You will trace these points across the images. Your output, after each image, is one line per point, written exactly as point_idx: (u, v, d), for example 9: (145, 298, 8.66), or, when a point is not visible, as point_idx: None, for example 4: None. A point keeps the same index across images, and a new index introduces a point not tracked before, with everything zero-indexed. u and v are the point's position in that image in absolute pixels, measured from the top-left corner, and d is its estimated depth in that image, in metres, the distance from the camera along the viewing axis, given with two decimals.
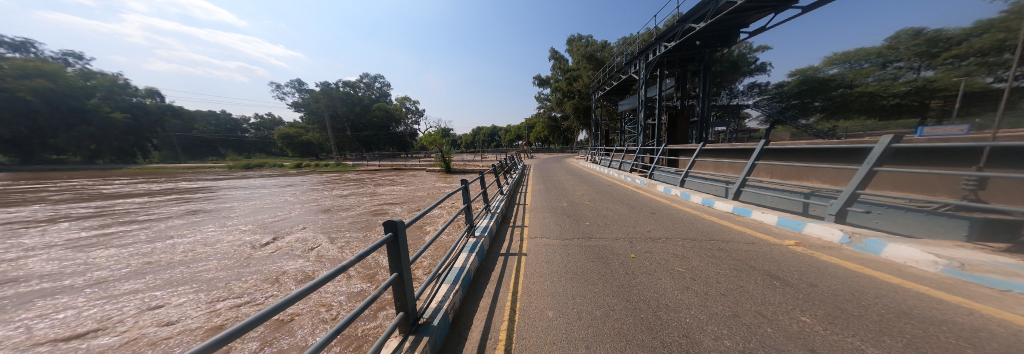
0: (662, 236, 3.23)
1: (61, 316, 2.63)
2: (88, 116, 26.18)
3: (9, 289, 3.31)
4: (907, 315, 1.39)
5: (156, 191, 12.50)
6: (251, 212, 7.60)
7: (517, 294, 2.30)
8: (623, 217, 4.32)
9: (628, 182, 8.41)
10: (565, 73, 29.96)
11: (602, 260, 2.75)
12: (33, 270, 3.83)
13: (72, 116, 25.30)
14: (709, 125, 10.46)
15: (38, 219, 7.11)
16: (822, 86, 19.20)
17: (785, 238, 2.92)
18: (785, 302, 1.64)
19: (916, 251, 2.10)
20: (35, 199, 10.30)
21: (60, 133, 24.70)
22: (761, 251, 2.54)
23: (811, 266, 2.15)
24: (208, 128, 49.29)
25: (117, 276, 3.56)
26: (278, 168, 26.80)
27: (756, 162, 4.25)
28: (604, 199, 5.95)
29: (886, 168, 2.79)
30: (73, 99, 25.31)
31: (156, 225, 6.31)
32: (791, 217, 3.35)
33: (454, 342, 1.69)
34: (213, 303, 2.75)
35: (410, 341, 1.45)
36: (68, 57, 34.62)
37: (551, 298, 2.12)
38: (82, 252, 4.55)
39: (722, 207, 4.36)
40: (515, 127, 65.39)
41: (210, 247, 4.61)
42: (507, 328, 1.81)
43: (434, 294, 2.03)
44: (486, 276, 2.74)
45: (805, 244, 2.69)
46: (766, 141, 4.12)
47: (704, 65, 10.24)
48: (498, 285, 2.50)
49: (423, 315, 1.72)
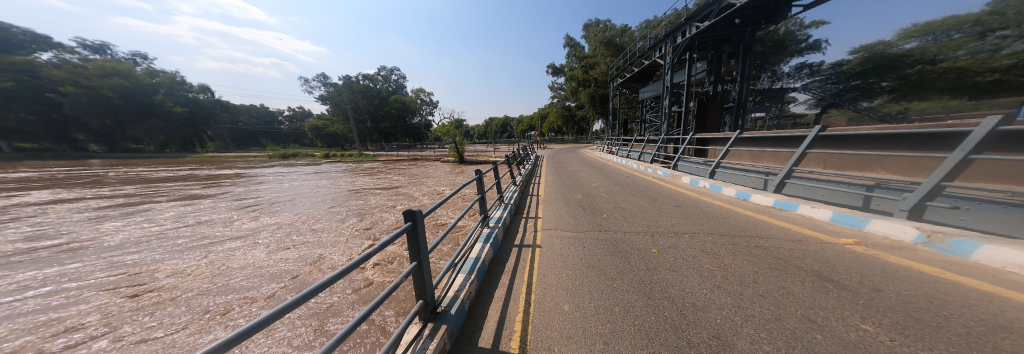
0: (686, 231, 3.10)
1: (110, 294, 2.80)
2: (155, 110, 29.08)
3: (73, 261, 3.65)
4: (1004, 329, 1.22)
5: (203, 176, 13.62)
6: (278, 197, 7.99)
7: (531, 286, 2.28)
8: (643, 210, 4.17)
9: (650, 173, 8.11)
10: (581, 60, 28.87)
11: (622, 254, 2.67)
12: (92, 246, 4.20)
13: (144, 111, 28.24)
14: (746, 111, 10.03)
15: (99, 199, 7.80)
16: (893, 63, 15.91)
17: (842, 236, 2.68)
18: (840, 307, 1.51)
19: (1017, 255, 1.82)
20: (94, 182, 11.36)
21: (136, 125, 27.74)
22: (806, 250, 2.36)
23: (873, 269, 1.95)
24: (252, 120, 52.92)
25: (161, 255, 3.83)
26: (309, 157, 28.48)
27: (807, 151, 3.87)
28: (621, 191, 5.79)
29: (984, 156, 2.42)
30: (143, 95, 28.12)
31: (193, 208, 6.74)
32: (849, 212, 3.07)
33: (469, 331, 1.71)
34: (249, 288, 2.89)
35: (429, 329, 1.48)
36: (137, 57, 38.43)
37: (568, 292, 2.07)
38: (130, 230, 4.94)
39: (762, 201, 4.10)
40: (528, 118, 64.86)
41: (239, 230, 4.85)
42: (522, 319, 1.80)
43: (451, 283, 2.05)
44: (501, 267, 2.74)
45: (866, 244, 2.46)
46: (822, 126, 3.74)
47: (745, 45, 9.76)
48: (512, 277, 2.48)
49: (441, 303, 1.74)
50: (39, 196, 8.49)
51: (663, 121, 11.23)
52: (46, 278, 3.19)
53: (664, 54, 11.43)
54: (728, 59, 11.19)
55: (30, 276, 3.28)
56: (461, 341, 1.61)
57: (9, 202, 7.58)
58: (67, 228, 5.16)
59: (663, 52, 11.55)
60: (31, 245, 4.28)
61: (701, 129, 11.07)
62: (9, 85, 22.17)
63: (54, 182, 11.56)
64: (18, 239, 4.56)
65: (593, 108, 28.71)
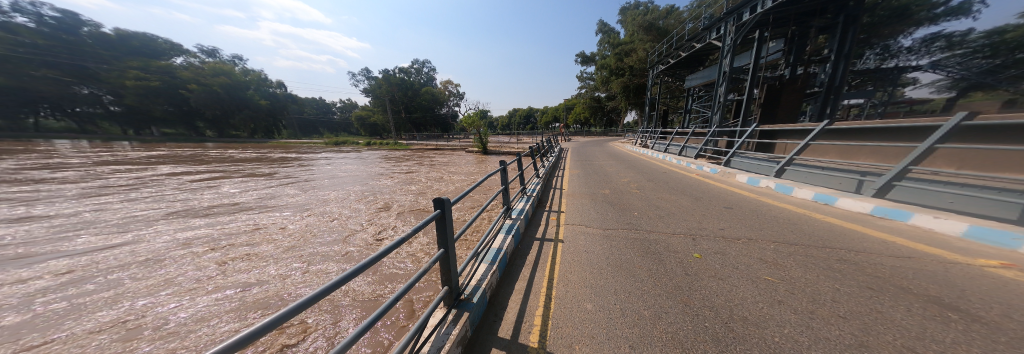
0: (737, 236, 2.79)
1: (184, 259, 3.23)
2: (247, 104, 34.29)
3: (160, 226, 4.31)
4: None
5: (273, 157, 15.61)
6: (322, 178, 8.69)
7: (553, 281, 2.20)
8: (683, 211, 3.84)
9: (693, 170, 7.48)
10: (615, 47, 27.12)
11: (658, 257, 2.48)
12: (174, 214, 4.93)
13: (239, 103, 33.43)
14: (840, 97, 8.68)
15: (190, 174, 9.25)
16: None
17: (971, 255, 2.16)
18: (963, 342, 1.22)
19: None
20: (191, 160, 13.59)
21: (237, 113, 33.63)
22: (907, 268, 1.96)
23: (1010, 299, 1.56)
24: (314, 111, 58.16)
25: (223, 226, 4.34)
26: (354, 144, 30.93)
27: (934, 146, 3.19)
28: (655, 188, 5.41)
29: None
30: (240, 90, 33.40)
31: (252, 184, 7.62)
32: (993, 226, 2.46)
33: (490, 321, 1.71)
34: (292, 264, 3.13)
35: (452, 314, 1.50)
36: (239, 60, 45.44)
37: (591, 290, 1.98)
38: (203, 202, 5.71)
39: (853, 207, 3.52)
40: (553, 109, 63.07)
41: (295, 206, 5.44)
42: (542, 313, 1.75)
43: (473, 272, 2.06)
44: (522, 259, 2.67)
45: (1013, 268, 1.93)
46: (965, 113, 3.00)
47: (847, 17, 8.32)
48: (533, 270, 2.42)
49: (464, 291, 1.76)
50: (152, 170, 10.38)
51: (717, 112, 10.17)
52: (140, 239, 3.80)
53: (723, 34, 10.13)
54: (817, 35, 9.65)
55: (153, 232, 4.07)
56: (482, 330, 1.61)
57: (138, 173, 9.48)
58: (176, 196, 6.28)
59: (721, 32, 10.25)
60: (154, 207, 5.32)
61: (774, 119, 9.83)
62: (156, 83, 28.46)
63: (170, 158, 14.17)
64: (142, 202, 5.67)
65: (626, 99, 27.05)
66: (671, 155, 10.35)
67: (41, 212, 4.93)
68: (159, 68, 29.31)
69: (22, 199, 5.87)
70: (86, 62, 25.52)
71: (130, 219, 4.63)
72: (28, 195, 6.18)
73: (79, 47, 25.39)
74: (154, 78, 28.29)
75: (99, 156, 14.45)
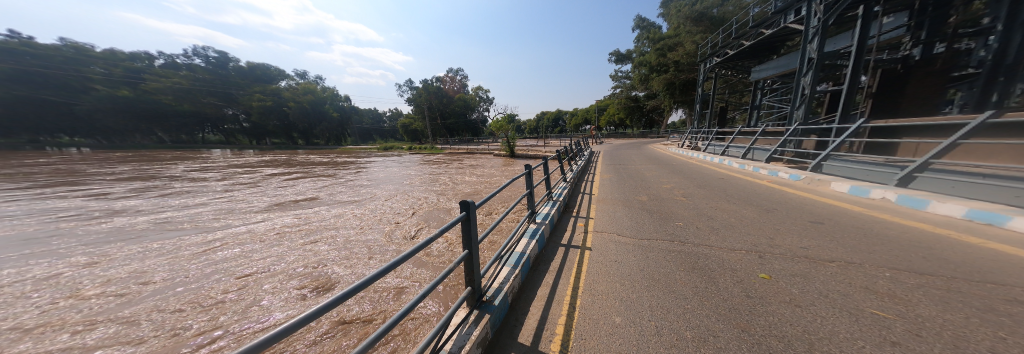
0: (824, 257, 2.30)
1: (251, 247, 3.72)
2: (324, 117, 38.45)
3: (240, 217, 5.06)
4: None
5: (337, 161, 17.80)
6: (369, 179, 9.47)
7: (578, 290, 2.07)
8: (744, 223, 3.33)
9: (763, 176, 6.53)
10: (657, 42, 25.31)
11: (710, 274, 2.17)
12: (250, 207, 5.76)
13: (318, 116, 37.94)
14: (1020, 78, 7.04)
15: (273, 174, 10.92)
16: None
17: None
18: None
19: None
20: (277, 163, 16.20)
21: (318, 125, 38.27)
22: None
23: None
24: (369, 120, 63.84)
25: (283, 219, 4.93)
26: (399, 149, 33.56)
27: None
28: (705, 197, 4.81)
29: None
30: (319, 105, 38.02)
31: (313, 183, 8.61)
32: None
33: (510, 325, 1.67)
34: (333, 257, 3.38)
35: (474, 315, 1.50)
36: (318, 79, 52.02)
37: (621, 302, 1.82)
38: (272, 198, 6.57)
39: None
40: (583, 111, 61.15)
41: (346, 203, 5.99)
42: (564, 323, 1.66)
43: (496, 274, 2.03)
44: (545, 265, 2.56)
45: None
46: None
47: None
48: (557, 277, 2.29)
49: (486, 293, 1.75)
50: (247, 171, 12.55)
51: (803, 106, 8.61)
52: (222, 228, 4.48)
53: (807, 15, 8.55)
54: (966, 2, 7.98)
55: (245, 222, 4.82)
56: (502, 333, 1.58)
57: (240, 173, 11.63)
58: (258, 192, 7.43)
59: (805, 13, 8.65)
60: (244, 201, 6.33)
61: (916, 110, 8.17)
62: (271, 103, 35.32)
63: (273, 161, 17.29)
64: (231, 197, 6.78)
65: (669, 97, 25.02)
66: (732, 158, 9.17)
67: (177, 203, 6.23)
68: (273, 92, 36.72)
69: (173, 192, 7.55)
70: (230, 89, 35.78)
71: (225, 210, 5.55)
72: (190, 187, 8.08)
73: (227, 79, 36.30)
74: (269, 99, 35.37)
75: (222, 160, 18.28)
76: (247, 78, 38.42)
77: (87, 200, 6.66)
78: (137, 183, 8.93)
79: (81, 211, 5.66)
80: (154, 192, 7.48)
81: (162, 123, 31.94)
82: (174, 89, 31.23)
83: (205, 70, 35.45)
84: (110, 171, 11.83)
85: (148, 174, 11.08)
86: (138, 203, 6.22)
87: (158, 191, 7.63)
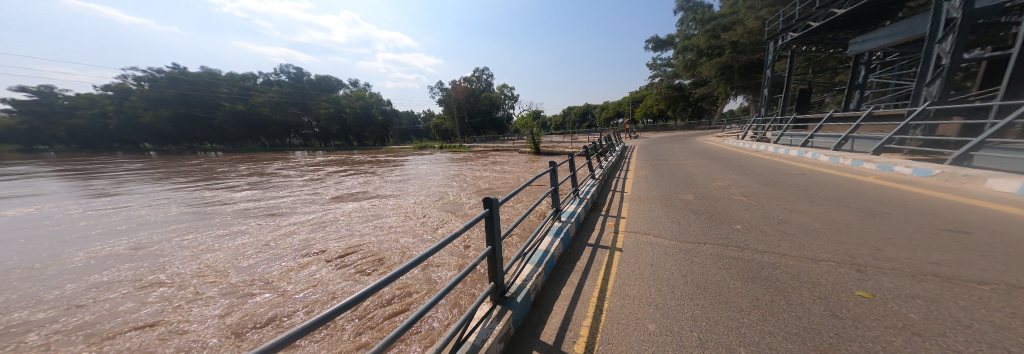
0: (961, 277, 1.77)
1: (303, 232, 4.17)
2: (372, 121, 42.36)
3: (297, 207, 5.74)
4: None
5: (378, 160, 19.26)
6: (403, 175, 10.08)
7: (606, 292, 1.90)
8: (831, 229, 2.75)
9: (870, 172, 5.42)
10: (707, 23, 22.91)
11: (780, 287, 1.81)
12: (305, 199, 6.50)
13: (367, 119, 41.69)
14: None
15: (326, 172, 12.22)
16: None
17: None
18: None
19: None
20: (330, 162, 18.10)
21: (367, 128, 42.32)
22: None
23: None
24: (407, 122, 68.39)
25: (329, 210, 5.45)
26: (433, 148, 35.40)
27: None
28: (770, 197, 4.12)
29: None
30: (368, 109, 41.81)
31: (356, 179, 9.39)
32: None
33: (533, 323, 1.58)
34: (367, 245, 3.63)
35: (496, 310, 1.45)
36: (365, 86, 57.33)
37: (658, 308, 1.62)
38: (323, 192, 7.33)
39: None
40: (615, 103, 57.89)
41: (382, 197, 6.42)
42: (590, 325, 1.52)
43: (518, 271, 1.95)
44: (570, 264, 2.41)
45: None
46: None
47: None
48: (583, 277, 2.14)
49: (509, 288, 1.69)
50: (305, 169, 14.23)
51: (940, 79, 6.95)
52: (282, 216, 5.11)
53: None
54: None
55: (299, 211, 5.44)
56: (524, 330, 1.51)
57: (301, 170, 13.24)
58: (312, 186, 8.33)
59: None
60: (301, 194, 7.17)
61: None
62: (332, 109, 39.50)
63: (329, 160, 19.42)
64: (291, 191, 7.71)
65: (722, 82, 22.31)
66: (817, 150, 7.78)
67: (251, 195, 7.28)
68: (331, 100, 40.75)
69: (249, 186, 8.84)
70: (306, 99, 41.05)
71: (286, 201, 6.34)
72: (265, 182, 9.43)
73: (304, 91, 41.85)
74: (329, 106, 39.29)
75: (288, 160, 21.05)
76: (315, 89, 43.80)
77: (189, 192, 8.10)
78: (232, 179, 10.74)
79: (184, 200, 6.91)
80: (236, 186, 8.84)
81: (264, 130, 37.54)
82: (269, 102, 37.12)
83: (288, 84, 41.58)
84: (209, 170, 14.31)
85: (235, 172, 13.15)
86: (223, 195, 7.38)
87: (239, 185, 8.99)
